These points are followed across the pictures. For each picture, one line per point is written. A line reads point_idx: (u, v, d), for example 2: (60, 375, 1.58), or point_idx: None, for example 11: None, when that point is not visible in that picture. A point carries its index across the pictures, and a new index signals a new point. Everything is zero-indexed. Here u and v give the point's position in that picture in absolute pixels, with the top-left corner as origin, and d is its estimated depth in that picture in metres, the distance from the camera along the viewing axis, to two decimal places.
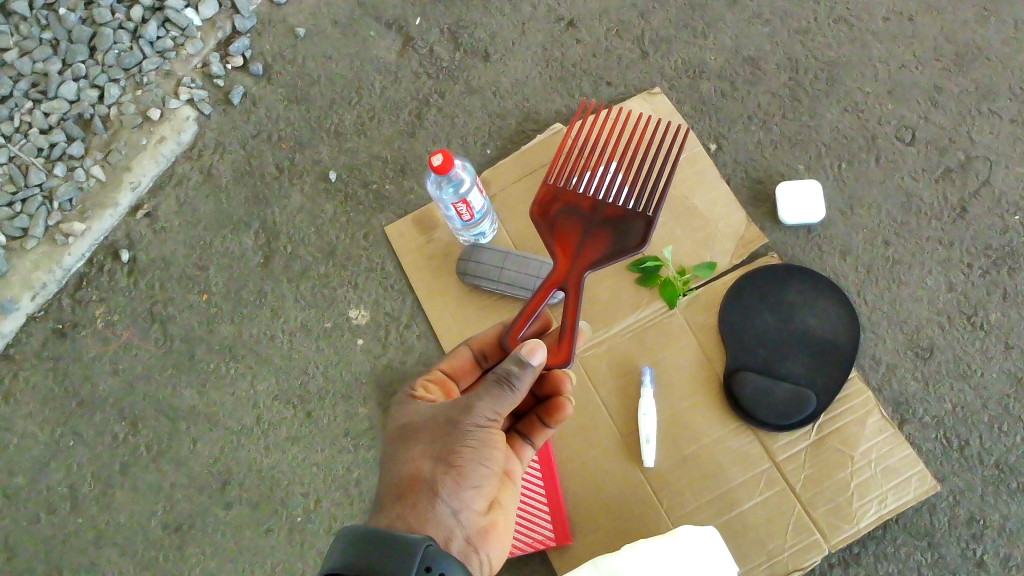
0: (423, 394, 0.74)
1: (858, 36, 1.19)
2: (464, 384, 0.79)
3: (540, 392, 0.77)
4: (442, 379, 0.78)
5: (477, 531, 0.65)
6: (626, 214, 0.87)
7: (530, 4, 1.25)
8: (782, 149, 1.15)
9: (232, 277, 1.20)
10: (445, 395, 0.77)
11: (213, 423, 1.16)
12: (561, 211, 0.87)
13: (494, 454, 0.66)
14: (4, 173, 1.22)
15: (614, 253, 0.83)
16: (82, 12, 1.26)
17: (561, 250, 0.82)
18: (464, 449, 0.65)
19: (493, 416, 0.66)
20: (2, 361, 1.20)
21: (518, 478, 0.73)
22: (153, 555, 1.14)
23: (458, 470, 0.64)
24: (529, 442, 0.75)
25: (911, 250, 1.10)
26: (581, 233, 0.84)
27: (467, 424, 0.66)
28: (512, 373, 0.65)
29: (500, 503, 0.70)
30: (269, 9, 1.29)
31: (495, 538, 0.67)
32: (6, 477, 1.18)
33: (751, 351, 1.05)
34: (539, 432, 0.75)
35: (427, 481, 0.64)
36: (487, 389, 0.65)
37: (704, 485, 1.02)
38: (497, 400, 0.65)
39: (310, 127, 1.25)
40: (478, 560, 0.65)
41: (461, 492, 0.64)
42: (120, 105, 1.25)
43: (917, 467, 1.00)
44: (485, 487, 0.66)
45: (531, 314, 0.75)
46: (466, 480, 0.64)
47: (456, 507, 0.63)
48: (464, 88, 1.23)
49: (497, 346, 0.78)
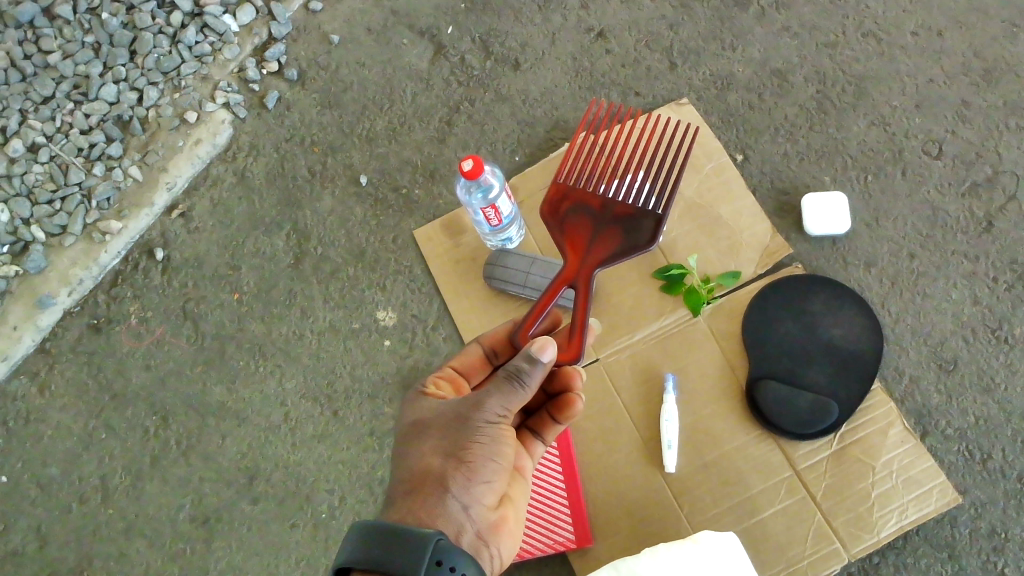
0: (434, 390, 0.75)
1: (886, 51, 1.20)
2: (474, 381, 0.80)
3: (550, 389, 0.78)
4: (452, 375, 0.79)
5: (488, 526, 0.66)
6: (637, 211, 0.89)
7: (561, 15, 1.27)
8: (809, 161, 1.16)
9: (263, 277, 1.23)
10: (456, 391, 0.78)
11: (241, 419, 1.19)
12: (571, 209, 0.90)
13: (503, 450, 0.67)
14: (45, 172, 1.25)
15: (622, 252, 0.85)
16: (123, 17, 1.29)
17: (571, 248, 0.85)
18: (475, 445, 0.66)
19: (503, 412, 0.67)
20: (39, 354, 1.24)
21: (530, 474, 0.75)
22: (181, 547, 1.16)
23: (469, 465, 0.66)
24: (540, 438, 0.76)
25: (937, 263, 1.11)
26: (591, 232, 0.87)
27: (477, 420, 0.67)
28: (522, 370, 0.67)
29: (510, 498, 0.71)
30: (305, 16, 1.32)
31: (506, 533, 0.68)
32: (40, 467, 1.20)
33: (774, 359, 1.05)
34: (549, 428, 0.76)
35: (438, 477, 0.65)
36: (498, 386, 0.67)
37: (724, 492, 1.03)
38: (508, 397, 0.67)
39: (343, 132, 1.27)
40: (489, 555, 0.66)
41: (472, 488, 0.65)
42: (158, 108, 1.28)
43: (938, 479, 1.00)
44: (496, 482, 0.67)
45: (541, 311, 0.77)
46: (476, 476, 0.66)
47: (467, 503, 0.65)
48: (494, 96, 1.25)
49: (508, 342, 0.79)
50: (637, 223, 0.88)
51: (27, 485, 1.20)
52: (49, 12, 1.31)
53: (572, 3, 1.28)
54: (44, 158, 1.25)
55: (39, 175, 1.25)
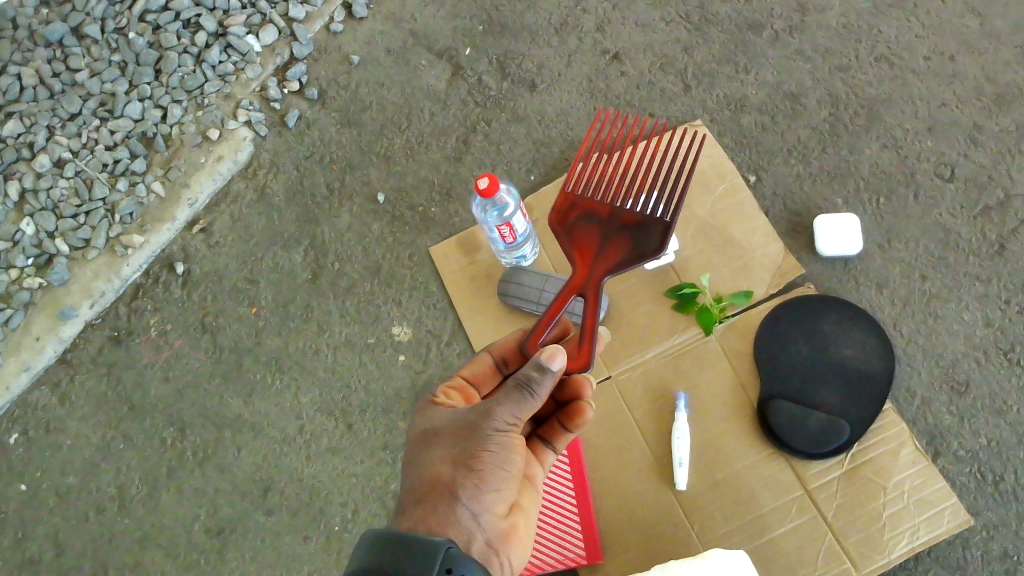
0: (444, 399, 0.76)
1: (899, 75, 1.21)
2: (485, 390, 0.81)
3: (559, 396, 0.79)
4: (463, 385, 0.80)
5: (498, 534, 0.67)
6: (645, 219, 0.89)
7: (577, 37, 1.29)
8: (821, 182, 1.18)
9: (281, 291, 1.25)
10: (466, 400, 0.79)
11: (257, 431, 1.20)
12: (579, 219, 0.91)
13: (513, 459, 0.68)
14: (70, 187, 1.28)
15: (630, 260, 0.86)
16: (150, 37, 1.32)
17: (580, 258, 0.85)
18: (484, 453, 0.67)
19: (512, 421, 0.69)
20: (60, 364, 1.26)
21: (540, 483, 0.77)
22: (195, 557, 1.18)
23: (480, 473, 0.67)
24: (551, 446, 0.78)
25: (949, 285, 1.11)
26: (599, 242, 0.88)
27: (488, 429, 0.68)
28: (532, 378, 0.68)
29: (519, 506, 0.72)
30: (326, 36, 1.35)
31: (517, 541, 0.69)
32: (58, 476, 1.22)
33: (785, 379, 1.06)
34: (560, 437, 0.77)
35: (449, 485, 0.66)
36: (508, 394, 0.68)
37: (735, 510, 1.03)
38: (518, 406, 0.68)
39: (361, 150, 1.29)
40: (498, 563, 0.67)
41: (481, 496, 0.66)
42: (182, 125, 1.31)
43: (950, 500, 1.00)
44: (506, 491, 0.68)
45: (550, 320, 0.77)
46: (486, 484, 0.67)
47: (476, 511, 0.66)
48: (510, 116, 1.27)
49: (518, 352, 0.81)
50: (645, 231, 0.88)
51: (45, 494, 1.22)
52: (78, 32, 1.34)
53: (588, 26, 1.30)
54: (70, 173, 1.28)
55: (64, 190, 1.27)
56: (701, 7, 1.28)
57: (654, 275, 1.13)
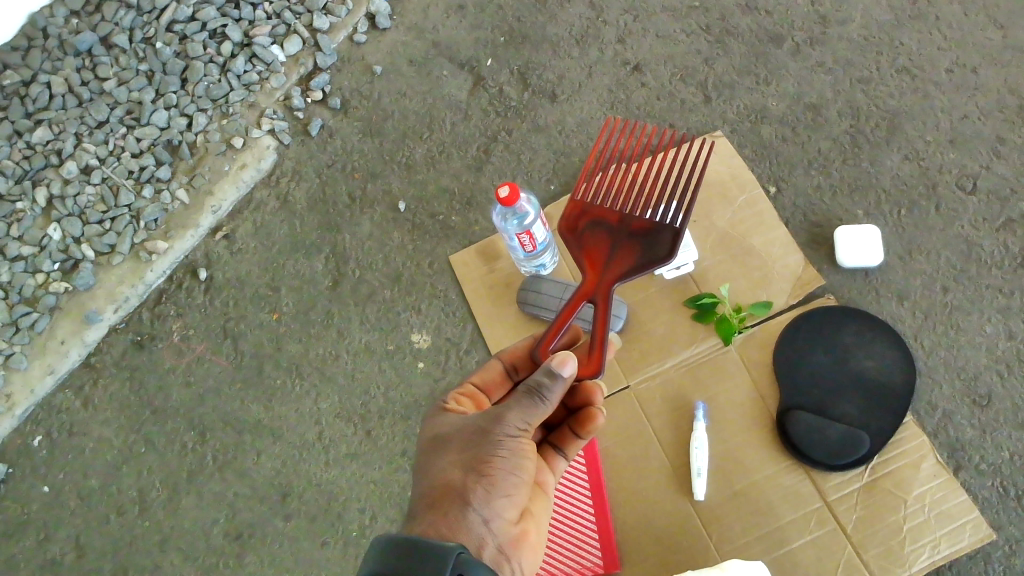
0: (454, 406, 0.77)
1: (921, 86, 1.21)
2: (495, 397, 0.81)
3: (571, 403, 0.79)
4: (473, 392, 0.80)
5: (509, 540, 0.67)
6: (654, 226, 0.90)
7: (598, 48, 1.30)
8: (841, 194, 1.17)
9: (302, 298, 1.26)
10: (476, 407, 0.79)
11: (277, 436, 1.21)
12: (588, 226, 0.91)
13: (524, 464, 0.69)
14: (97, 194, 1.30)
15: (641, 264, 0.86)
16: (176, 46, 1.35)
17: (590, 265, 0.85)
18: (495, 458, 0.68)
19: (523, 426, 0.69)
20: (85, 368, 1.27)
21: (551, 490, 0.77)
22: (214, 561, 1.18)
23: (490, 479, 0.67)
24: (561, 453, 0.78)
25: (970, 298, 1.10)
26: (609, 249, 0.88)
27: (498, 434, 0.68)
28: (543, 385, 0.68)
29: (531, 512, 0.73)
30: (349, 47, 1.37)
31: (528, 548, 0.69)
32: (81, 478, 1.23)
33: (805, 390, 1.06)
34: (572, 443, 0.78)
35: (460, 490, 0.67)
36: (518, 400, 0.69)
37: (753, 521, 1.02)
38: (528, 411, 0.69)
39: (383, 159, 1.31)
40: (510, 569, 0.67)
41: (492, 501, 0.67)
42: (206, 133, 1.33)
43: (971, 514, 0.99)
44: (516, 496, 0.69)
45: (561, 326, 0.78)
46: (496, 489, 0.67)
47: (487, 516, 0.66)
48: (531, 126, 1.28)
49: (528, 359, 0.81)
50: (654, 236, 0.89)
51: (68, 496, 1.23)
52: (107, 41, 1.37)
53: (609, 37, 1.31)
54: (97, 180, 1.30)
55: (90, 196, 1.29)
56: (722, 20, 1.29)
57: (674, 285, 1.13)
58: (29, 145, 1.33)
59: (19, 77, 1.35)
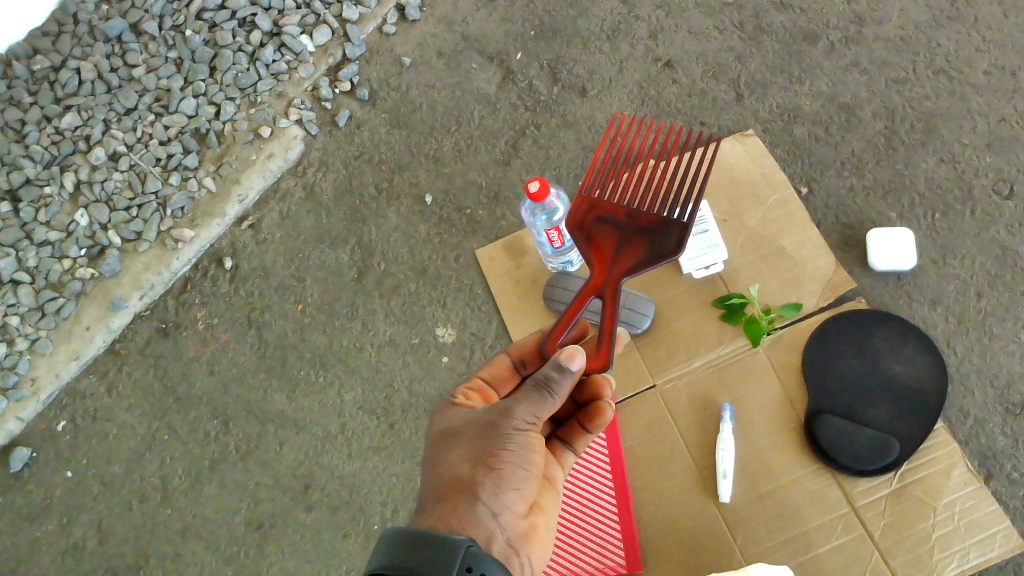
0: (463, 399, 0.76)
1: (958, 88, 1.19)
2: (503, 391, 0.81)
3: (579, 397, 0.79)
4: (481, 386, 0.79)
5: (518, 534, 0.67)
6: (663, 220, 0.88)
7: (629, 43, 1.29)
8: (875, 197, 1.16)
9: (328, 290, 1.25)
10: (484, 401, 0.79)
11: (300, 428, 1.21)
12: (596, 221, 0.88)
13: (532, 458, 0.68)
14: (124, 180, 1.30)
15: (650, 259, 0.84)
16: (206, 34, 1.34)
17: (598, 259, 0.83)
18: (504, 452, 0.67)
19: (532, 420, 0.68)
20: (109, 355, 1.28)
21: (560, 484, 0.76)
22: (235, 551, 1.19)
23: (498, 472, 0.66)
24: (570, 448, 0.77)
25: (1006, 304, 1.09)
26: (617, 243, 0.86)
27: (507, 428, 0.68)
28: (551, 378, 0.67)
29: (540, 507, 0.72)
30: (379, 38, 1.36)
31: (538, 541, 0.69)
32: (104, 464, 1.24)
33: (834, 394, 1.04)
34: (580, 437, 0.77)
35: (468, 484, 0.66)
36: (527, 394, 0.68)
37: (780, 525, 1.01)
38: (536, 405, 0.67)
39: (410, 152, 1.30)
40: (518, 563, 0.67)
41: (502, 495, 0.66)
42: (234, 122, 1.32)
43: (1003, 523, 0.98)
44: (525, 490, 0.68)
45: (569, 320, 0.76)
46: (506, 483, 0.66)
47: (496, 510, 0.65)
48: (560, 121, 1.27)
49: (536, 353, 0.80)
50: (663, 232, 0.87)
51: (90, 482, 1.23)
52: (137, 28, 1.37)
53: (640, 32, 1.29)
54: (124, 167, 1.30)
55: (118, 182, 1.29)
56: (756, 17, 1.27)
57: (703, 284, 1.12)
58: (58, 130, 1.32)
59: (49, 62, 1.35)
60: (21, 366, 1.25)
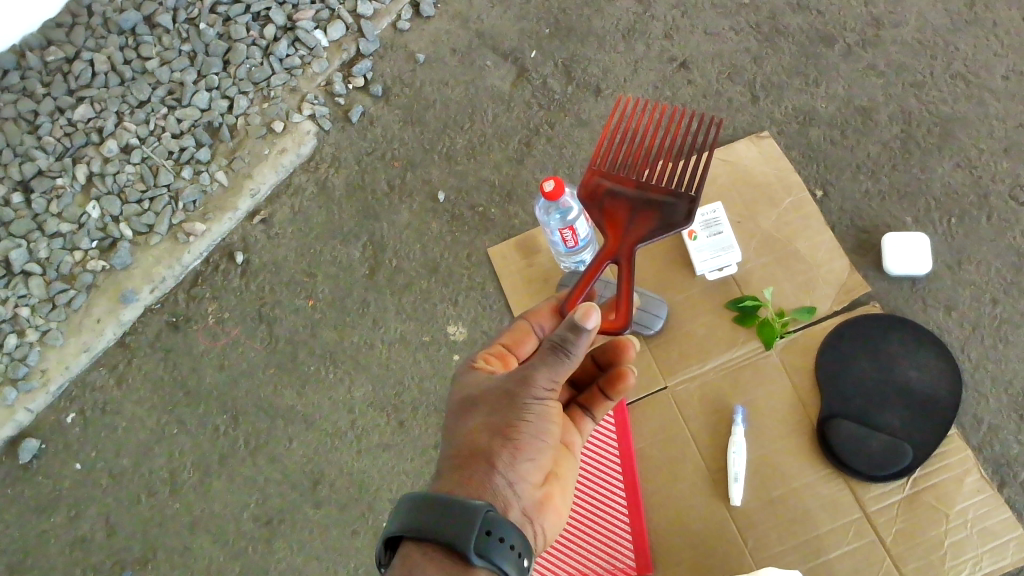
0: (483, 365, 0.72)
1: (975, 93, 1.18)
2: (525, 352, 0.76)
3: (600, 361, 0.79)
4: (502, 351, 0.75)
5: (534, 503, 0.67)
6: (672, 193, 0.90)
7: (644, 43, 1.28)
8: (890, 200, 1.15)
9: (338, 286, 1.25)
10: (506, 367, 0.74)
11: (310, 423, 1.21)
12: (608, 197, 0.90)
13: (550, 427, 0.67)
14: (136, 172, 1.29)
15: (661, 228, 0.86)
16: (220, 28, 1.34)
17: (610, 227, 0.86)
18: (521, 423, 0.66)
19: (551, 387, 0.67)
20: (119, 348, 1.28)
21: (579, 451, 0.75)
22: (244, 545, 1.18)
23: (515, 443, 0.66)
24: (589, 414, 0.76)
25: (1021, 311, 1.08)
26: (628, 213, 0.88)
27: (525, 397, 0.66)
28: (567, 340, 0.64)
29: (557, 473, 0.71)
30: (392, 34, 1.36)
31: (553, 509, 0.69)
32: (114, 457, 1.23)
33: (847, 399, 1.04)
34: (600, 404, 0.76)
35: (485, 453, 0.66)
36: (542, 358, 0.65)
37: (791, 529, 1.01)
38: (556, 369, 0.66)
39: (422, 148, 1.30)
40: (533, 531, 0.67)
41: (518, 465, 0.65)
42: (247, 116, 1.32)
43: (1016, 531, 0.97)
44: (542, 459, 0.67)
45: (583, 289, 0.78)
46: (522, 453, 0.66)
47: (513, 479, 0.65)
48: (574, 120, 1.26)
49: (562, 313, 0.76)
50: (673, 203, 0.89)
51: (99, 474, 1.23)
52: (151, 21, 1.37)
53: (656, 32, 1.29)
54: (136, 159, 1.29)
55: (130, 175, 1.29)
56: (772, 18, 1.27)
57: (716, 285, 1.11)
58: (71, 122, 1.32)
59: (62, 54, 1.35)
60: (32, 357, 1.24)
